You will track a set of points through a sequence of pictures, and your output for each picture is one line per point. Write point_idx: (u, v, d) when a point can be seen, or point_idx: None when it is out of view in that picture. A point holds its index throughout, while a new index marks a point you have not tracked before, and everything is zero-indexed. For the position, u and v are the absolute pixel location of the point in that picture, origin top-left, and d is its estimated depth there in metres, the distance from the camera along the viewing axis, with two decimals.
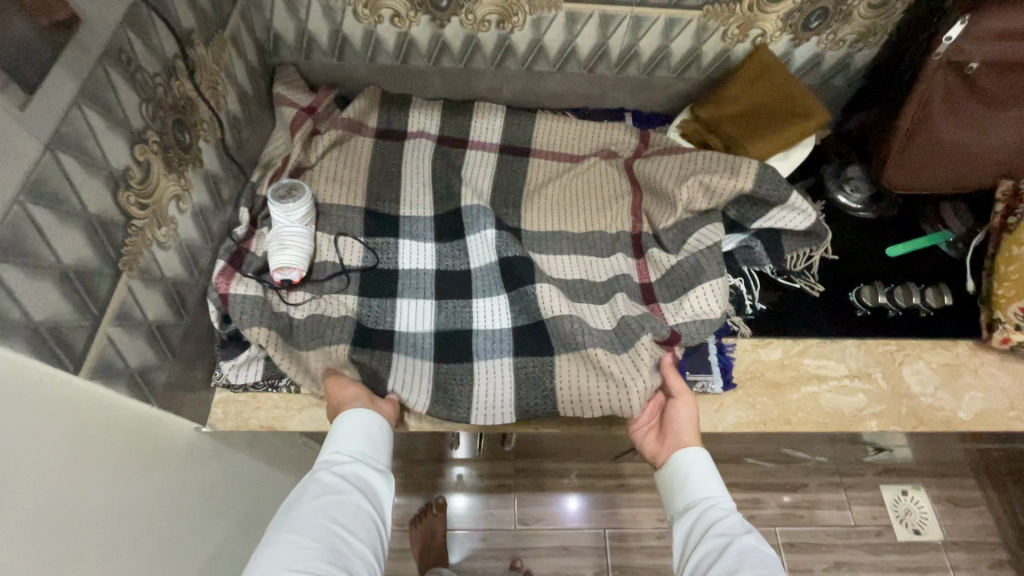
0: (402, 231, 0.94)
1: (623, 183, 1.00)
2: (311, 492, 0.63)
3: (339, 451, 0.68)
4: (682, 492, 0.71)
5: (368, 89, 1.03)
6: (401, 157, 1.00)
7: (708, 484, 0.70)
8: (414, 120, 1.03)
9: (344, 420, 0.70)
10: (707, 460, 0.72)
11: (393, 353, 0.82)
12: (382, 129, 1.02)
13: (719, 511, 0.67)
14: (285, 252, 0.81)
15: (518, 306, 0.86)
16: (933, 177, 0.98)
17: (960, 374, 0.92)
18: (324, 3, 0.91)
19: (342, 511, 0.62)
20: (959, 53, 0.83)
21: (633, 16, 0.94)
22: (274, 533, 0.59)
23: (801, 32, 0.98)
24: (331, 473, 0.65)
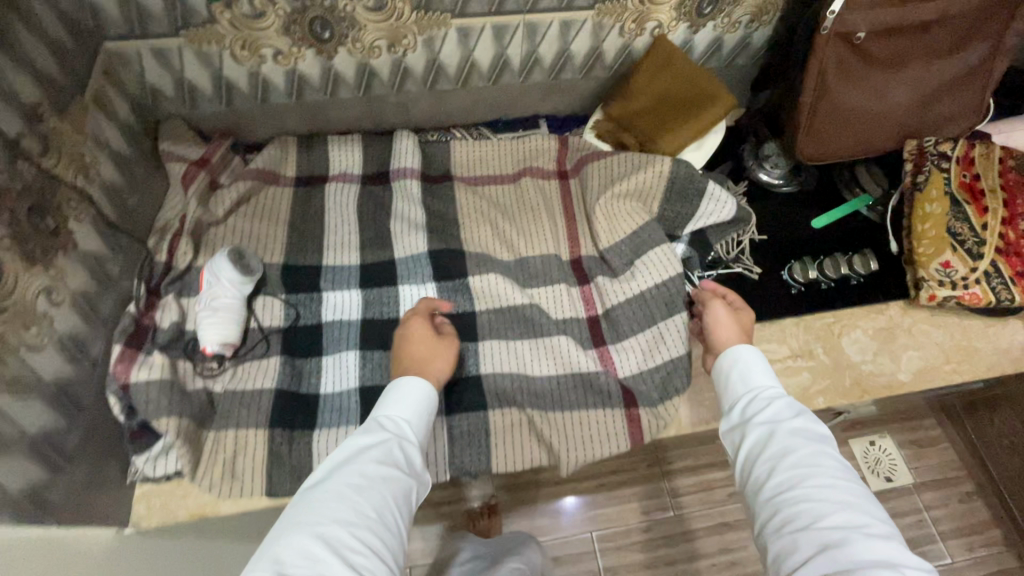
0: (324, 281, 0.92)
1: (555, 200, 1.01)
2: (369, 454, 0.59)
3: (403, 419, 0.64)
4: (738, 382, 0.69)
5: (278, 140, 1.02)
6: (327, 202, 0.99)
7: (758, 375, 0.69)
8: (339, 161, 1.02)
9: (417, 389, 0.67)
10: (755, 355, 0.71)
11: (315, 431, 0.78)
12: (301, 176, 1.01)
13: (766, 399, 0.66)
14: (219, 325, 0.80)
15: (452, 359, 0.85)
16: (841, 146, 0.99)
17: (894, 336, 0.94)
18: (196, 50, 0.85)
19: (397, 484, 0.58)
20: (843, 25, 0.84)
21: (526, 24, 0.91)
22: (322, 486, 0.55)
23: (695, 19, 0.97)
24: (398, 440, 0.61)
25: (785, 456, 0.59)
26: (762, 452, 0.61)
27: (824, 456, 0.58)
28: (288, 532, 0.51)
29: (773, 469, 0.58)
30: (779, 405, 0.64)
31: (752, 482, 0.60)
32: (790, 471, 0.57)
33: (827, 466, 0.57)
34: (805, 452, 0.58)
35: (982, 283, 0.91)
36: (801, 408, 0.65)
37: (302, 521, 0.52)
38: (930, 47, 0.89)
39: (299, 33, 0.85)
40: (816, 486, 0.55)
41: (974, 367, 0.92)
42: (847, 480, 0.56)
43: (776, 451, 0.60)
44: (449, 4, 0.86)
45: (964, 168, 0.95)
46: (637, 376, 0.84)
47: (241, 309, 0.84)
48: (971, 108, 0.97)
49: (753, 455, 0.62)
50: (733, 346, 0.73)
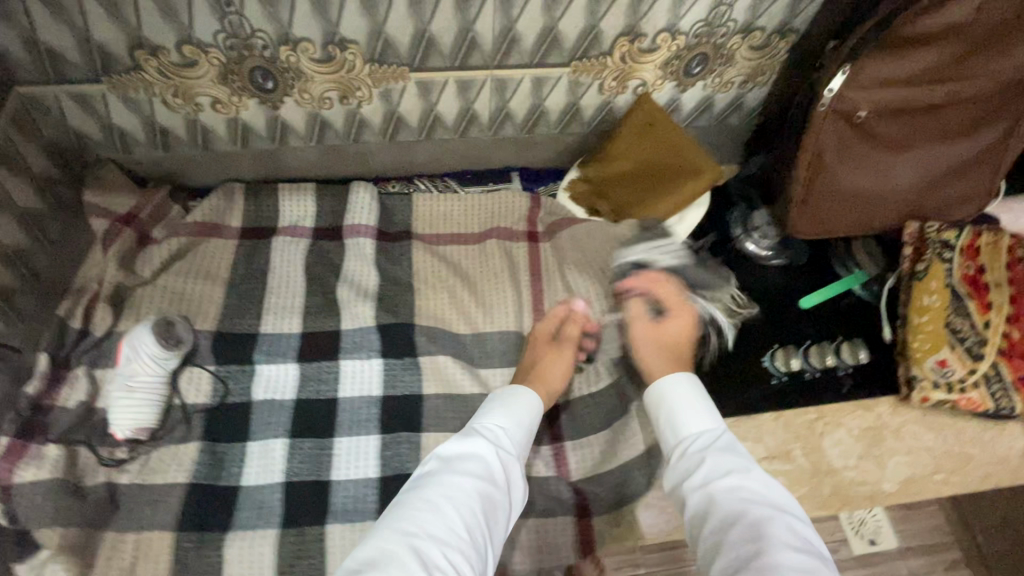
0: (259, 350, 0.84)
1: (521, 267, 0.93)
2: (465, 464, 0.62)
3: (501, 429, 0.68)
4: (670, 436, 0.69)
5: (222, 186, 0.93)
6: (272, 259, 0.90)
7: (689, 424, 0.68)
8: (289, 212, 0.94)
9: (512, 403, 0.71)
10: (687, 399, 0.70)
11: (228, 534, 0.70)
12: (245, 226, 0.92)
13: (698, 456, 0.64)
14: (132, 410, 0.73)
15: (392, 451, 0.78)
16: (837, 224, 0.90)
17: (880, 438, 0.86)
18: (122, 98, 0.76)
19: (489, 496, 0.61)
20: (844, 103, 0.74)
21: (493, 79, 0.82)
22: (423, 493, 0.59)
23: (683, 78, 0.88)
24: (496, 451, 0.65)
25: (727, 525, 0.56)
26: (704, 523, 0.58)
27: (761, 523, 0.55)
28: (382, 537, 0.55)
29: (717, 542, 0.56)
30: (710, 463, 0.63)
31: (702, 558, 0.57)
32: (733, 543, 0.55)
33: (763, 533, 0.54)
34: (743, 517, 0.56)
35: (980, 388, 0.83)
36: (738, 457, 0.63)
37: (396, 526, 0.56)
38: (941, 127, 0.79)
39: (238, 83, 0.76)
40: (759, 557, 0.52)
41: (967, 479, 0.84)
42: (784, 545, 0.53)
43: (717, 520, 0.57)
44: (406, 58, 0.77)
45: (969, 258, 0.87)
46: (592, 479, 0.77)
47: (164, 388, 0.77)
48: (981, 191, 0.88)
49: (697, 525, 0.59)
50: (666, 379, 0.73)
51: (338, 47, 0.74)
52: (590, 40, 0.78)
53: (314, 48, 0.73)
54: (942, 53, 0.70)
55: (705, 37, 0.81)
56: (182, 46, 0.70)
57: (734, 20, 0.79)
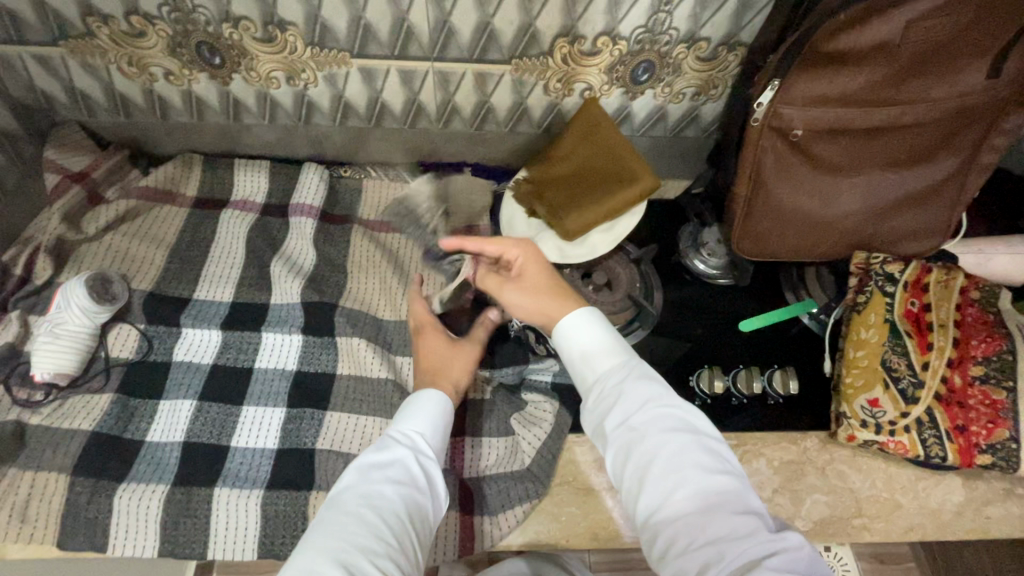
0: (187, 315, 0.85)
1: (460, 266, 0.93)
2: (387, 476, 0.58)
3: (419, 434, 0.64)
4: (585, 372, 0.63)
5: (182, 156, 0.97)
6: (217, 230, 0.93)
7: (600, 357, 0.62)
8: (242, 186, 0.97)
9: (425, 403, 0.67)
10: (592, 331, 0.64)
11: (120, 486, 0.72)
12: (198, 196, 0.95)
13: (612, 390, 0.59)
14: (57, 356, 0.76)
15: (293, 426, 0.78)
16: (781, 247, 0.87)
17: (803, 473, 0.82)
18: (81, 62, 0.81)
19: (416, 505, 0.57)
20: (777, 118, 0.72)
21: (436, 71, 0.83)
22: (337, 510, 0.54)
23: (631, 85, 0.87)
24: (415, 456, 0.61)
25: (647, 459, 0.54)
26: (627, 464, 0.55)
27: (684, 449, 0.53)
28: (310, 567, 0.48)
29: (641, 484, 0.53)
30: (625, 395, 0.58)
31: (627, 498, 0.55)
32: (658, 483, 0.52)
33: (686, 462, 0.52)
34: (664, 450, 0.53)
35: (912, 432, 0.78)
36: (653, 381, 0.59)
37: (325, 549, 0.49)
38: (886, 153, 0.76)
39: (187, 56, 0.80)
40: (685, 494, 0.51)
41: (890, 527, 0.79)
42: (704, 473, 0.52)
43: (638, 457, 0.54)
44: (345, 43, 0.79)
45: (912, 294, 0.83)
46: (487, 478, 0.78)
47: (91, 340, 0.79)
48: (934, 225, 0.84)
49: (618, 463, 0.56)
50: (571, 318, 0.65)
51: (277, 28, 0.76)
52: (527, 38, 0.78)
53: (255, 27, 0.76)
54: (877, 73, 0.67)
55: (648, 43, 0.80)
56: (129, 15, 0.74)
57: (676, 28, 0.78)
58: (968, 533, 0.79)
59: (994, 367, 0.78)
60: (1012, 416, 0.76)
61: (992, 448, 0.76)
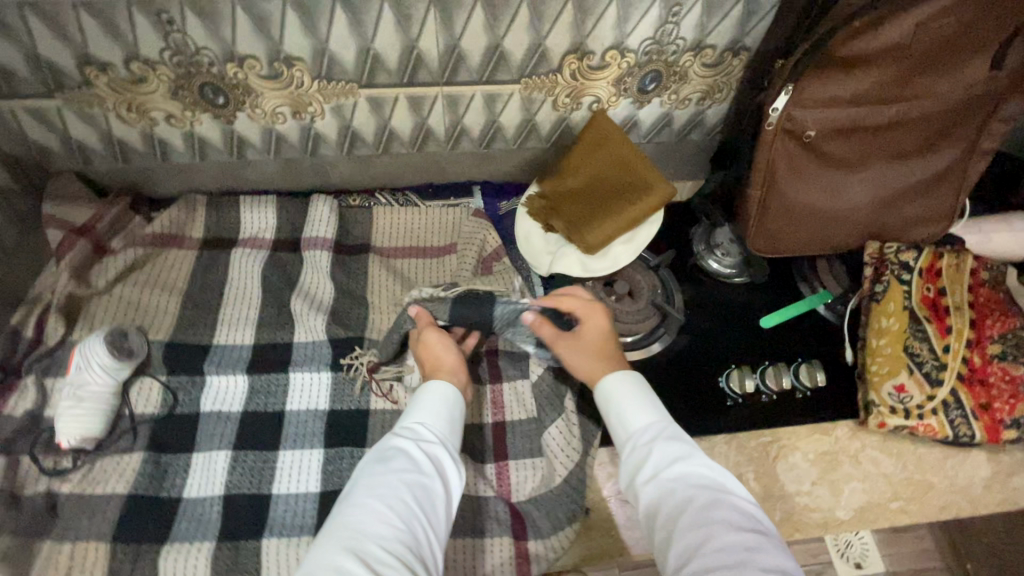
0: (210, 362, 0.83)
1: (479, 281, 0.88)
2: (392, 466, 0.58)
3: (427, 426, 0.65)
4: (618, 428, 0.65)
5: (185, 198, 0.94)
6: (230, 271, 0.91)
7: (634, 413, 0.65)
8: (250, 223, 0.94)
9: (428, 398, 0.68)
10: (628, 386, 0.67)
11: (163, 548, 0.70)
12: (206, 237, 0.93)
13: (643, 444, 0.61)
14: (80, 419, 0.73)
15: (334, 466, 0.77)
16: (797, 243, 0.88)
17: (837, 463, 0.84)
18: (77, 112, 0.78)
19: (422, 492, 0.57)
20: (791, 121, 0.73)
21: (445, 95, 0.83)
22: (347, 500, 0.55)
23: (638, 95, 0.88)
24: (417, 445, 0.62)
25: (678, 516, 0.53)
26: (659, 518, 0.54)
27: (710, 507, 0.52)
28: (318, 550, 0.50)
29: (670, 538, 0.52)
30: (655, 449, 0.59)
31: (658, 555, 0.53)
32: (688, 537, 0.50)
33: (716, 520, 0.50)
34: (693, 505, 0.53)
35: (939, 415, 0.81)
36: (684, 437, 0.60)
37: (331, 539, 0.51)
38: (894, 146, 0.78)
39: (189, 98, 0.78)
40: (710, 548, 0.48)
41: (926, 507, 0.81)
42: (736, 531, 0.49)
43: (670, 512, 0.53)
44: (353, 75, 0.77)
45: (927, 280, 0.86)
46: (534, 501, 0.78)
47: (115, 399, 0.77)
48: (941, 211, 0.86)
49: (652, 520, 0.55)
50: (609, 374, 0.69)
51: (283, 64, 0.74)
52: (537, 57, 0.78)
53: (260, 65, 0.74)
54: (887, 73, 0.69)
55: (656, 54, 0.81)
56: (129, 62, 0.71)
57: (683, 38, 0.79)
58: (998, 505, 0.82)
59: (1010, 344, 0.81)
60: None
61: (1016, 422, 0.79)
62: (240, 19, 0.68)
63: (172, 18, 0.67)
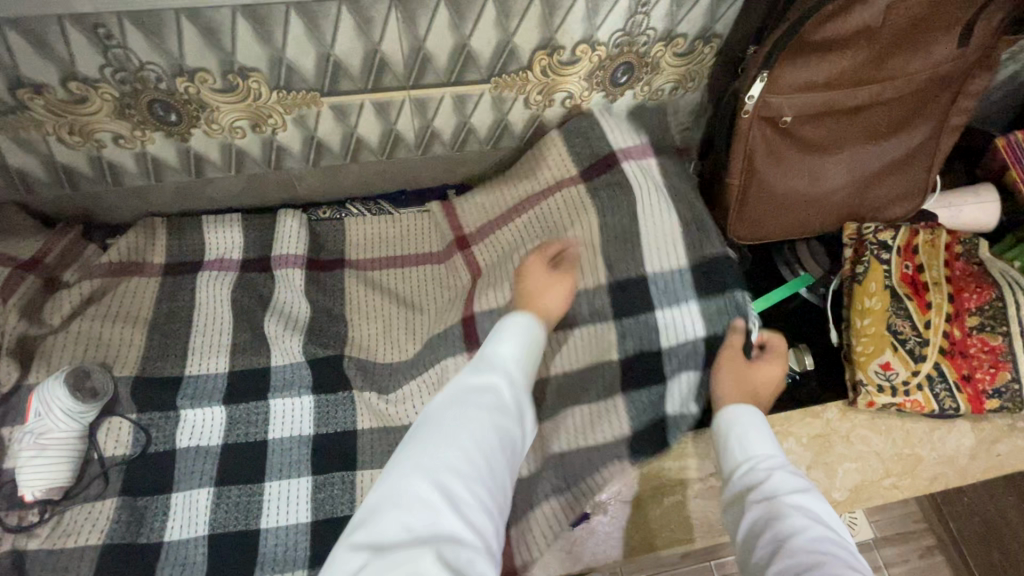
0: (183, 394, 0.79)
1: (591, 202, 0.83)
2: (481, 399, 0.56)
3: (516, 364, 0.62)
4: (736, 452, 0.65)
5: (142, 222, 0.89)
6: (197, 296, 0.86)
7: (757, 442, 0.65)
8: (214, 244, 0.89)
9: (516, 328, 0.66)
10: (755, 417, 0.67)
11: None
12: (168, 262, 0.88)
13: (762, 471, 0.61)
14: (46, 469, 0.68)
15: (325, 493, 0.74)
16: (777, 228, 0.89)
17: (830, 445, 0.84)
18: (14, 138, 0.72)
19: (509, 427, 0.55)
20: (767, 108, 0.73)
21: (412, 99, 0.79)
22: (427, 428, 0.53)
23: (611, 88, 0.86)
24: (508, 384, 0.59)
25: (788, 537, 0.53)
26: (760, 538, 0.55)
27: (827, 544, 0.51)
28: (398, 478, 0.49)
29: (775, 557, 0.52)
30: (775, 479, 0.60)
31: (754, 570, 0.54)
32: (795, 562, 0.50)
33: (834, 556, 0.50)
34: (804, 534, 0.53)
35: (925, 390, 0.82)
36: (802, 476, 0.61)
37: (415, 461, 0.50)
38: (867, 128, 0.79)
39: (137, 116, 0.73)
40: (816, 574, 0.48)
41: (916, 482, 0.82)
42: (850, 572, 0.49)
43: (773, 531, 0.54)
44: (315, 83, 0.73)
45: (906, 258, 0.87)
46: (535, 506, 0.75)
47: (81, 443, 0.72)
48: (915, 188, 0.87)
49: (752, 541, 0.56)
50: (735, 406, 0.69)
51: (238, 76, 0.70)
52: (506, 55, 0.76)
53: (213, 78, 0.70)
54: (859, 56, 0.70)
55: (627, 46, 0.79)
56: (68, 82, 0.66)
57: (653, 28, 0.77)
58: (984, 473, 0.84)
59: (988, 316, 0.83)
60: (1012, 357, 0.81)
61: (997, 391, 0.81)
62: (187, 30, 0.63)
63: (110, 32, 0.62)
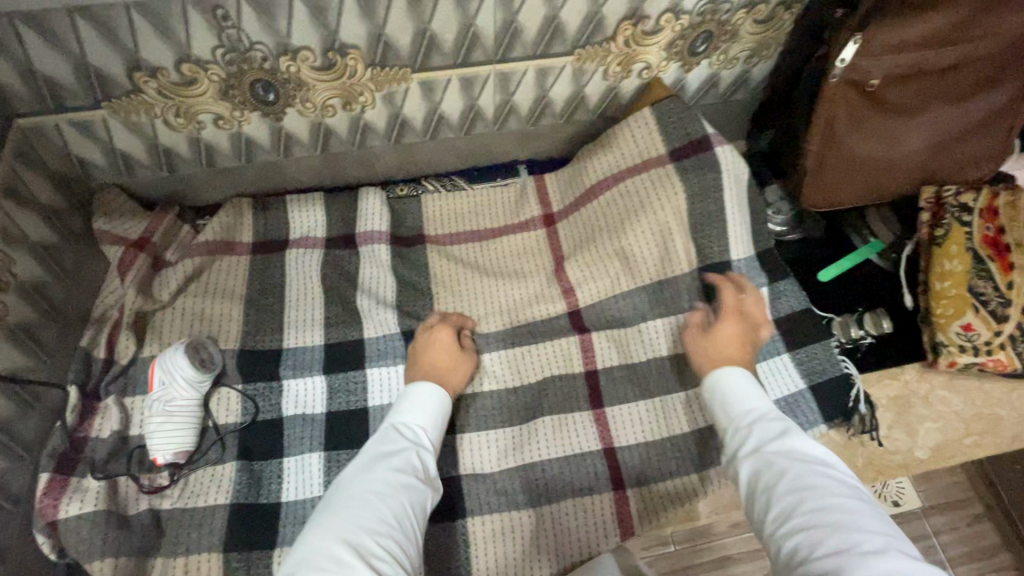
0: (284, 365, 0.82)
1: (680, 183, 0.85)
2: (393, 465, 0.60)
3: (432, 441, 0.66)
4: (721, 411, 0.66)
5: (230, 203, 0.92)
6: (287, 272, 0.88)
7: (742, 395, 0.65)
8: (298, 223, 0.91)
9: (418, 394, 0.70)
10: (740, 372, 0.68)
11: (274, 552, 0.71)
12: (257, 241, 0.90)
13: (750, 422, 0.62)
14: (173, 435, 0.72)
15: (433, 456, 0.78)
16: (853, 194, 0.89)
17: (910, 406, 0.86)
18: (124, 121, 0.75)
19: (416, 491, 0.58)
20: (857, 71, 0.73)
21: (497, 73, 0.81)
22: (330, 504, 0.56)
23: (688, 58, 0.86)
24: (415, 449, 0.63)
25: (776, 481, 0.54)
26: (754, 487, 0.56)
27: (824, 483, 0.52)
28: (310, 544, 0.50)
29: (768, 501, 0.53)
30: (759, 429, 0.61)
31: (756, 519, 0.55)
32: (792, 502, 0.51)
33: (828, 492, 0.51)
34: (794, 474, 0.54)
35: (1007, 349, 0.83)
36: (789, 422, 0.61)
37: (316, 529, 0.52)
38: (952, 89, 0.79)
39: (239, 97, 0.75)
40: (811, 509, 0.50)
41: (999, 440, 0.83)
42: (847, 501, 0.50)
43: (766, 478, 0.55)
44: (408, 59, 0.75)
45: (987, 220, 0.86)
46: (642, 463, 0.79)
47: (199, 412, 0.76)
48: (994, 150, 0.87)
49: (750, 492, 0.57)
50: (714, 368, 0.70)
51: (338, 54, 0.72)
52: (593, 26, 0.77)
53: (314, 56, 0.72)
54: (955, 14, 0.70)
55: (710, 14, 0.80)
56: (181, 64, 0.68)
57: None
58: None
59: None
60: None
61: None
62: (298, 7, 0.65)
63: (227, 13, 0.64)
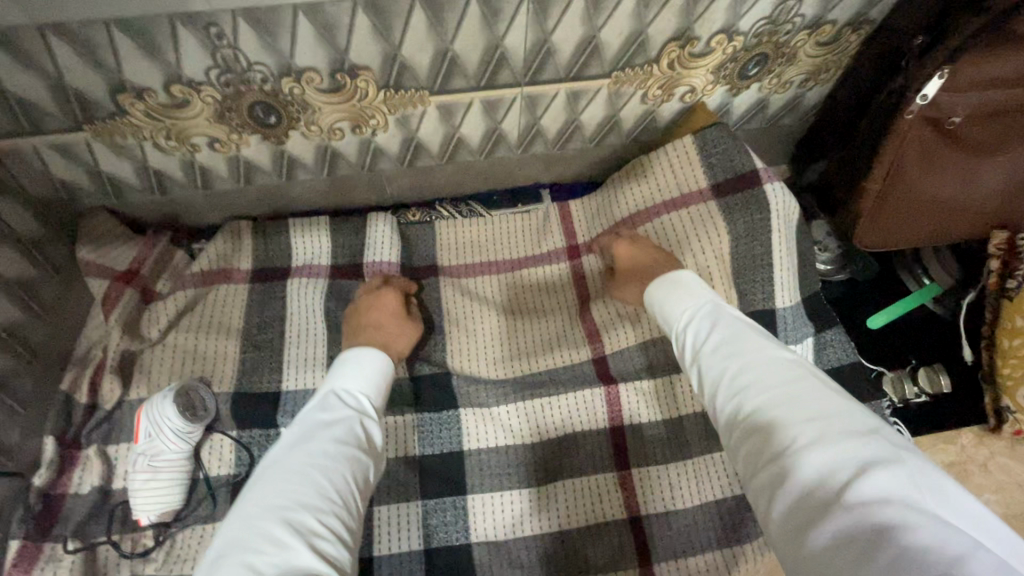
0: (282, 410, 0.74)
1: (725, 224, 0.77)
2: (330, 433, 0.53)
3: (357, 390, 0.59)
4: (669, 328, 0.63)
5: (227, 226, 0.84)
6: (288, 303, 0.80)
7: (682, 307, 0.62)
8: (301, 251, 0.84)
9: (359, 356, 0.63)
10: (674, 283, 0.65)
11: None
12: (256, 268, 0.82)
13: (688, 334, 0.59)
14: (160, 491, 0.66)
15: (442, 518, 0.71)
16: (917, 239, 0.80)
17: (966, 474, 0.78)
18: (109, 143, 0.67)
19: (361, 463, 0.52)
20: (936, 108, 0.66)
21: (525, 96, 0.72)
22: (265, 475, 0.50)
23: (737, 81, 0.77)
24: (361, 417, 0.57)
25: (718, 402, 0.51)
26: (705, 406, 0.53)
27: (756, 389, 0.48)
28: (240, 528, 0.44)
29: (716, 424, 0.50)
30: (699, 338, 0.57)
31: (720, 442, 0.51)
32: (730, 423, 0.48)
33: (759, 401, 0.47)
34: (728, 384, 0.50)
35: None
36: (729, 321, 0.56)
37: (249, 506, 0.46)
38: None
39: (236, 120, 0.67)
40: (746, 432, 0.46)
41: None
42: (778, 407, 0.45)
43: (711, 399, 0.52)
44: (425, 82, 0.67)
45: None
46: (671, 532, 0.71)
47: (189, 463, 0.69)
48: None
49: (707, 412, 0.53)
50: (655, 289, 0.67)
51: (347, 75, 0.64)
52: (635, 47, 0.68)
53: (320, 77, 0.63)
54: None
55: (767, 36, 0.71)
56: (171, 85, 0.61)
57: (800, 16, 0.69)
58: None
59: None
60: None
61: None
62: (303, 26, 0.57)
63: (222, 32, 0.56)
